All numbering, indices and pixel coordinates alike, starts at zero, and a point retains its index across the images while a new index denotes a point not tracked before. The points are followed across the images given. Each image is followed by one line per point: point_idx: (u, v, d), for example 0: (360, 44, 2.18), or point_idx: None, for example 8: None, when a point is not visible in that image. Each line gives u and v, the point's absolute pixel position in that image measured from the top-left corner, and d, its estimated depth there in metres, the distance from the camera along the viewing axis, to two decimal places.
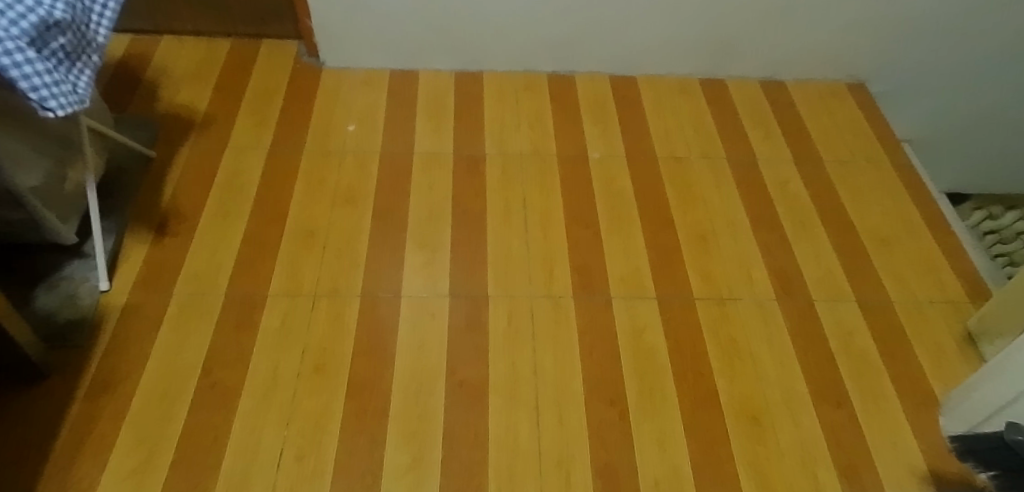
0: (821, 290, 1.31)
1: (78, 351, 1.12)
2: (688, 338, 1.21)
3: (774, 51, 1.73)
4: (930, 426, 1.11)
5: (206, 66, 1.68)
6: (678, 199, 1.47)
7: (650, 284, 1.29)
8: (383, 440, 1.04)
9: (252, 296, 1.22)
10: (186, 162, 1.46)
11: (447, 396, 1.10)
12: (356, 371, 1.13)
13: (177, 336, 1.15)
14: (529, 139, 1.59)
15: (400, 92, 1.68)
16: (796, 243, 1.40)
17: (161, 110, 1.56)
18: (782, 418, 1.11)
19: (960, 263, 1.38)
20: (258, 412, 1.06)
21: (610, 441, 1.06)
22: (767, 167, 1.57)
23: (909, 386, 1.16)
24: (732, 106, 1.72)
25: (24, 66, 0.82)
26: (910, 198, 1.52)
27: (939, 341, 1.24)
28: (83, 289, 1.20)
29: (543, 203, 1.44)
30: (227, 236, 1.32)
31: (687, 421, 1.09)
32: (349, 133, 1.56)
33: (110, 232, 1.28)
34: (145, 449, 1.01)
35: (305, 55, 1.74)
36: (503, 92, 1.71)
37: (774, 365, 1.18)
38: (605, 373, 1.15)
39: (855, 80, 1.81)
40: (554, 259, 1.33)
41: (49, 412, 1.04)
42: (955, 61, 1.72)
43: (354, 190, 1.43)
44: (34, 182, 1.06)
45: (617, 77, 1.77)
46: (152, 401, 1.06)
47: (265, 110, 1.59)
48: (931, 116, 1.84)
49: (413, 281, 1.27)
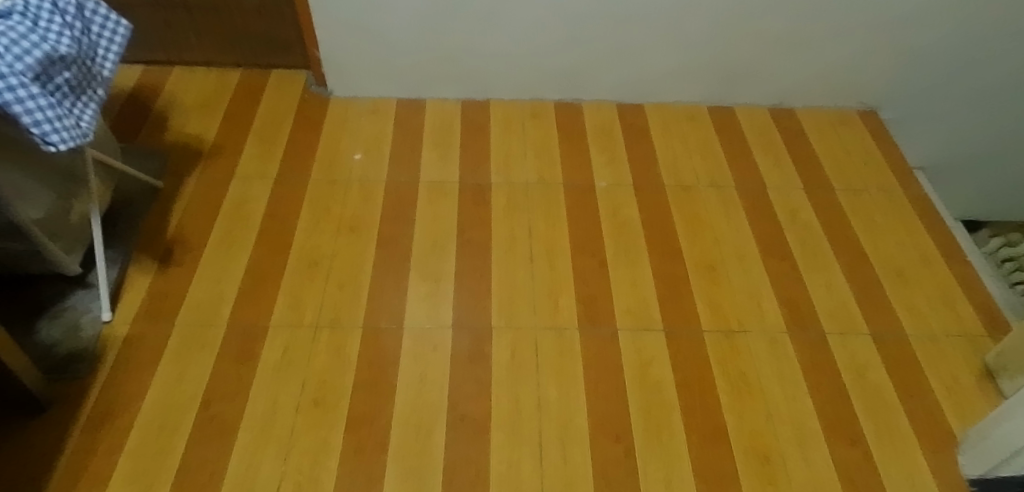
0: (834, 322, 1.28)
1: (77, 383, 1.12)
2: (696, 371, 1.18)
3: (782, 80, 1.72)
4: (948, 466, 1.07)
5: (216, 96, 1.71)
6: (686, 228, 1.46)
7: (657, 316, 1.27)
8: (381, 476, 1.01)
9: (252, 327, 1.22)
10: (191, 192, 1.47)
11: (448, 431, 1.08)
12: (356, 403, 1.11)
13: (178, 368, 1.15)
14: (535, 168, 1.58)
15: (406, 121, 1.69)
16: (806, 274, 1.37)
17: (169, 140, 1.58)
18: (795, 457, 1.07)
19: (977, 294, 1.35)
20: (256, 445, 1.04)
21: (615, 479, 1.02)
22: (776, 195, 1.55)
23: (926, 424, 1.12)
24: (740, 134, 1.71)
25: (28, 101, 0.83)
26: (924, 227, 1.49)
27: (957, 376, 1.20)
28: (85, 319, 1.20)
29: (549, 233, 1.43)
30: (231, 266, 1.32)
31: (694, 458, 1.06)
32: (356, 162, 1.57)
33: (114, 263, 1.29)
34: (141, 484, 0.99)
35: (314, 85, 1.76)
36: (510, 120, 1.71)
37: (785, 400, 1.14)
38: (611, 407, 1.12)
39: (867, 107, 1.79)
40: (559, 290, 1.31)
41: (45, 446, 1.03)
42: (971, 87, 1.69)
43: (359, 219, 1.43)
44: (37, 214, 1.06)
45: (625, 105, 1.77)
46: (151, 434, 1.05)
47: (273, 140, 1.61)
48: (947, 142, 1.81)
49: (416, 311, 1.26)
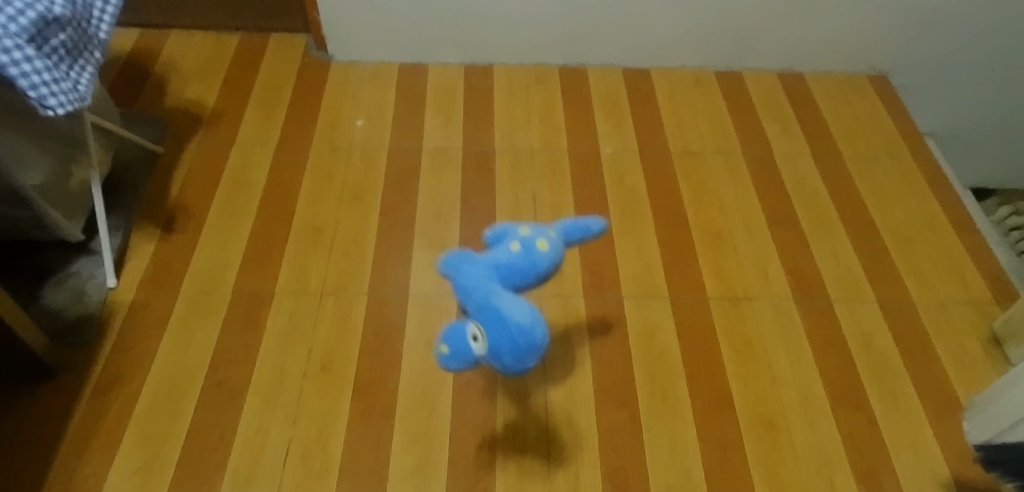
0: (840, 290, 1.27)
1: (85, 348, 1.12)
2: (702, 338, 1.18)
3: (792, 44, 1.68)
4: (952, 432, 1.07)
5: (214, 61, 1.67)
6: (693, 195, 1.44)
7: (662, 284, 1.26)
8: (388, 441, 1.02)
9: (257, 294, 1.21)
10: (192, 158, 1.45)
11: (454, 397, 1.08)
12: (362, 370, 1.11)
13: (184, 334, 1.15)
14: (540, 134, 1.56)
15: (408, 86, 1.66)
16: (813, 241, 1.36)
17: (168, 105, 1.55)
18: (798, 422, 1.07)
19: (985, 262, 1.34)
20: (264, 410, 1.05)
21: (621, 444, 1.03)
22: (783, 162, 1.53)
23: (930, 390, 1.12)
24: (747, 99, 1.68)
25: (23, 64, 0.82)
26: (933, 194, 1.47)
27: (963, 343, 1.20)
28: (90, 286, 1.20)
29: (553, 201, 1.41)
30: (234, 234, 1.31)
31: (699, 423, 1.07)
32: (358, 128, 1.55)
33: (117, 229, 1.28)
34: (152, 448, 1.00)
35: (314, 49, 1.73)
36: (514, 86, 1.68)
37: (791, 367, 1.15)
38: (616, 374, 1.12)
39: (877, 72, 1.76)
40: (564, 257, 1.30)
41: (56, 411, 1.04)
42: (988, 51, 1.65)
43: (361, 186, 1.42)
44: (35, 180, 1.05)
45: (631, 70, 1.74)
46: (160, 399, 1.06)
47: (273, 105, 1.58)
48: (959, 107, 1.78)
49: (421, 279, 1.26)
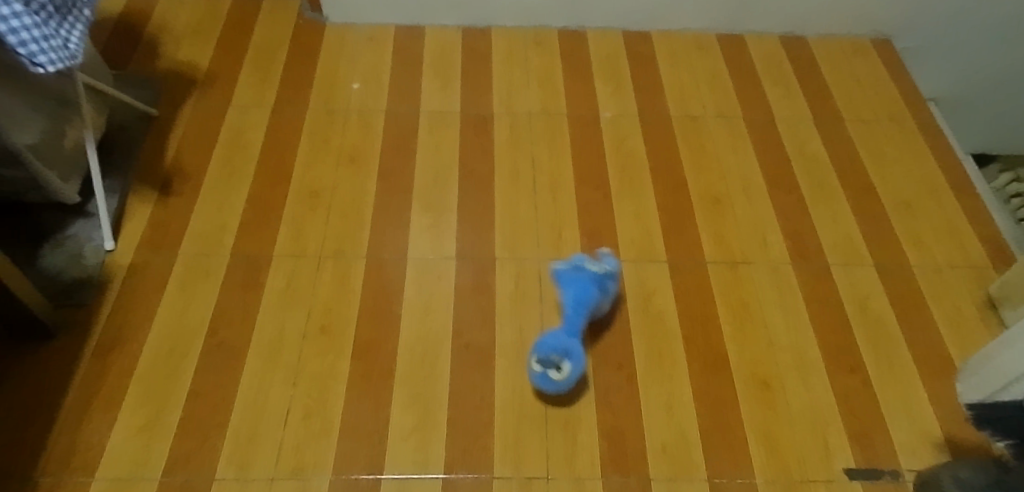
0: (839, 254, 1.27)
1: (84, 310, 1.12)
2: (700, 301, 1.19)
3: (795, 6, 1.66)
4: (945, 393, 1.09)
5: (208, 22, 1.65)
6: (693, 160, 1.43)
7: (660, 248, 1.26)
8: (388, 401, 1.03)
9: (255, 258, 1.21)
10: (188, 121, 1.43)
11: (453, 358, 1.09)
12: (361, 332, 1.12)
13: (183, 296, 1.15)
14: (539, 98, 1.54)
15: (405, 49, 1.63)
16: (813, 206, 1.35)
17: (162, 67, 1.53)
18: (794, 384, 1.08)
19: (984, 227, 1.33)
20: (265, 371, 1.06)
21: (617, 404, 1.04)
22: (784, 126, 1.51)
23: (925, 353, 1.13)
24: (749, 63, 1.65)
25: (12, 19, 0.80)
26: (934, 160, 1.46)
27: (959, 307, 1.20)
28: (88, 248, 1.20)
29: (552, 165, 1.40)
30: (231, 197, 1.30)
31: (695, 384, 1.08)
32: (355, 91, 1.53)
33: (113, 192, 1.27)
34: (154, 407, 1.01)
35: (309, 10, 1.70)
36: (513, 48, 1.65)
37: (787, 330, 1.15)
38: (614, 336, 1.13)
39: (881, 35, 1.73)
40: (563, 222, 1.30)
41: (57, 371, 1.05)
42: (994, 14, 1.62)
43: (358, 150, 1.41)
44: (30, 139, 1.04)
45: (632, 33, 1.71)
46: (161, 360, 1.07)
47: (268, 68, 1.56)
48: (963, 71, 1.75)
49: (419, 243, 1.25)
